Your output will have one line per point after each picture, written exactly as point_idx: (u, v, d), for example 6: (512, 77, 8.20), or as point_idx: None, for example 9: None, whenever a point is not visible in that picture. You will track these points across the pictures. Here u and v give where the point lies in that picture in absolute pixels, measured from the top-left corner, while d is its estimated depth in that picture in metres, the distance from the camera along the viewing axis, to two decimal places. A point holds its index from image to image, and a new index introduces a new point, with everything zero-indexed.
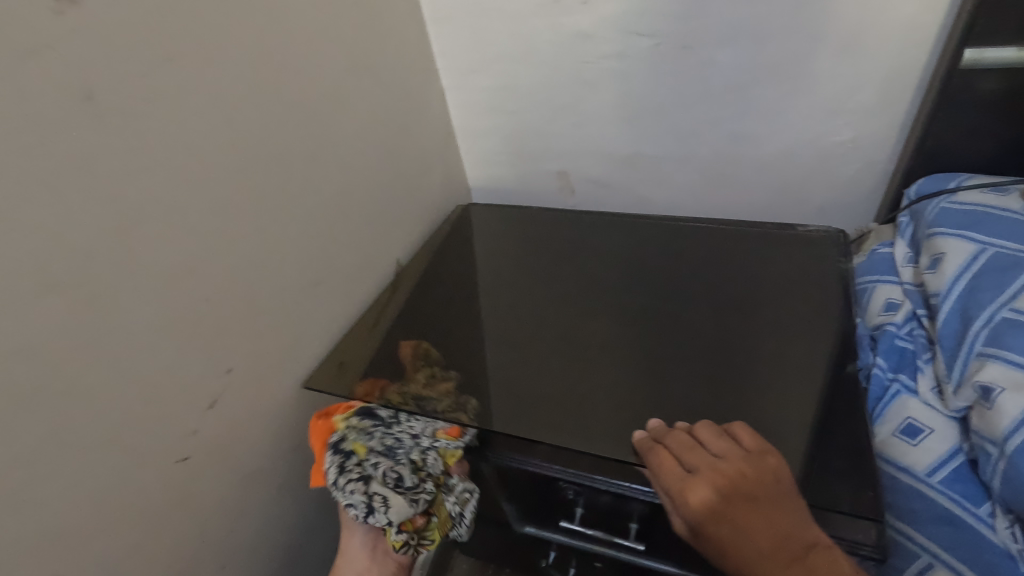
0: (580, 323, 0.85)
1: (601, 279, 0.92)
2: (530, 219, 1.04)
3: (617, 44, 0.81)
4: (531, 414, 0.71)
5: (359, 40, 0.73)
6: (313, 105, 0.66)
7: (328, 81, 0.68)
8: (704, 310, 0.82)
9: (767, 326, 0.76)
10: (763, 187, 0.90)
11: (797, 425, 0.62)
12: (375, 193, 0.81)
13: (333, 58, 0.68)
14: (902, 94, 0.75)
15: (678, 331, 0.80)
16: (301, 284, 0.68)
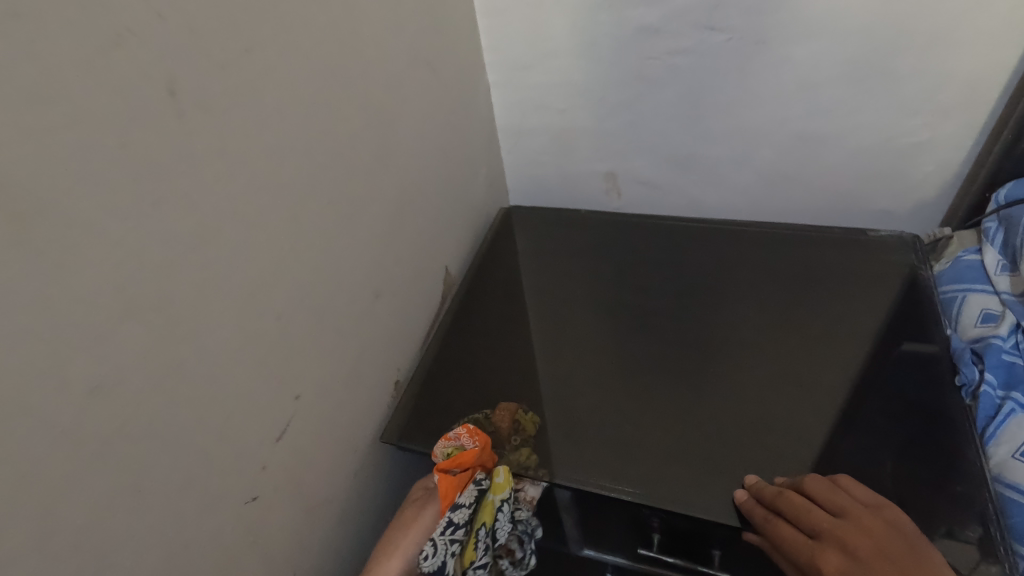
0: (641, 334, 0.79)
1: (657, 284, 0.86)
2: (576, 222, 0.99)
3: (686, 39, 0.76)
4: (609, 446, 0.67)
5: (421, 34, 0.68)
6: (380, 103, 0.61)
7: (393, 76, 0.63)
8: (775, 323, 0.76)
9: (838, 344, 0.72)
10: (823, 192, 0.86)
11: (897, 458, 0.60)
12: (430, 197, 0.76)
13: (397, 51, 0.63)
14: (990, 93, 0.70)
15: (749, 346, 0.74)
16: (365, 297, 0.62)
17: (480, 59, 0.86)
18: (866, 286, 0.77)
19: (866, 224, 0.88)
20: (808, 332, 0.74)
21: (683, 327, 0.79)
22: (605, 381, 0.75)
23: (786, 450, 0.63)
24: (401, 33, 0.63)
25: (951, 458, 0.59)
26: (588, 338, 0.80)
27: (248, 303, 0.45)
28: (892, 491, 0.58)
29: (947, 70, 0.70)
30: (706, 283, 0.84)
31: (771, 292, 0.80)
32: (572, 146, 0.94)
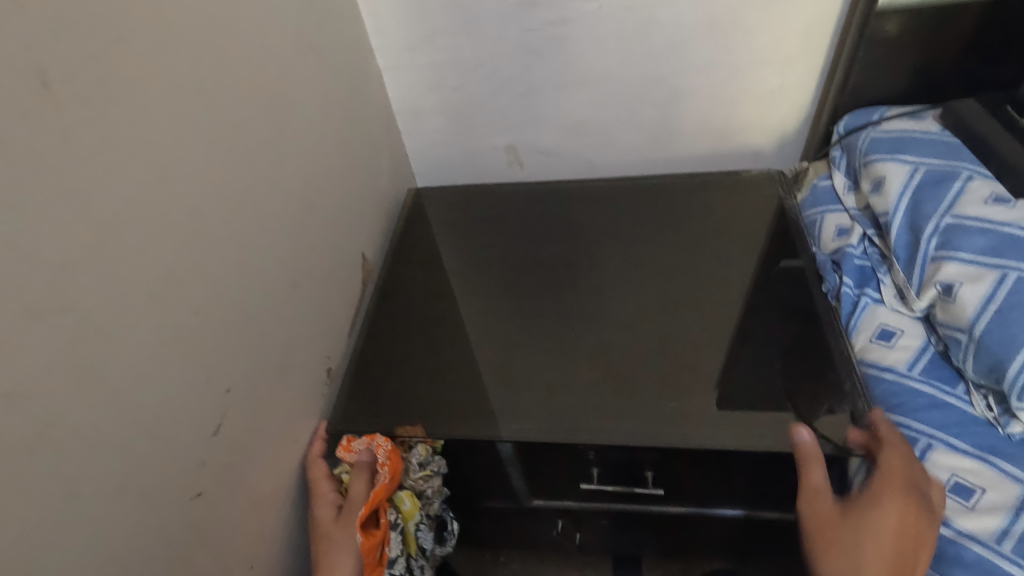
0: (567, 292, 0.85)
1: (576, 244, 0.92)
2: (491, 195, 1.02)
3: (561, 9, 0.81)
4: (542, 397, 0.73)
5: (303, 18, 0.68)
6: (272, 89, 0.61)
7: (282, 63, 0.63)
8: (676, 266, 0.86)
9: (725, 288, 0.82)
10: (701, 143, 0.95)
11: (786, 367, 0.70)
12: (336, 183, 0.76)
13: (281, 38, 0.63)
14: (823, 40, 0.80)
15: (656, 289, 0.84)
16: (283, 286, 0.62)
17: (367, 43, 0.87)
18: (741, 234, 0.88)
19: (742, 166, 0.98)
20: (702, 271, 0.85)
21: (597, 294, 0.84)
22: (536, 340, 0.80)
23: (696, 386, 0.71)
24: (282, 16, 0.63)
25: (829, 365, 0.68)
26: (511, 317, 0.83)
27: (163, 297, 0.45)
28: (789, 404, 0.67)
29: (786, 21, 0.79)
30: (610, 249, 0.90)
31: (662, 242, 0.90)
32: (470, 122, 0.97)
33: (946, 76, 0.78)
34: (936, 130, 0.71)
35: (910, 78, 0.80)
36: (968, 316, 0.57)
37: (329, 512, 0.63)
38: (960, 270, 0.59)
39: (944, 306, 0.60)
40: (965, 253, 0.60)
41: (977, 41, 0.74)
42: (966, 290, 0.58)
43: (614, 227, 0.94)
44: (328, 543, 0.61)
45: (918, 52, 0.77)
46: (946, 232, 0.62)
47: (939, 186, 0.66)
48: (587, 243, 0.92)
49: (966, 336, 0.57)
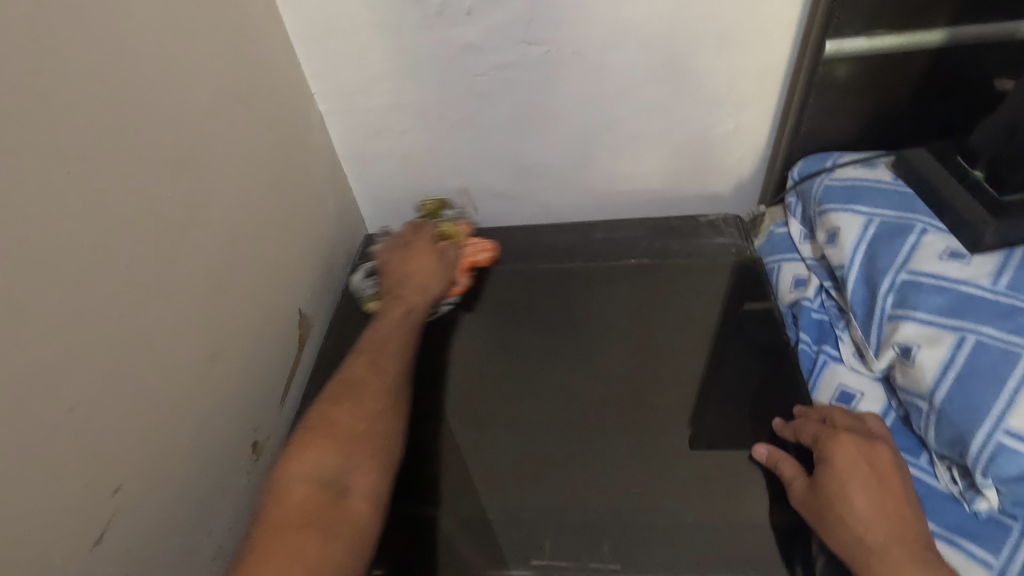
0: (573, 368, 0.75)
1: (591, 311, 0.81)
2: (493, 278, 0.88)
3: (510, 53, 0.78)
4: (530, 505, 0.62)
5: (221, 68, 0.64)
6: (181, 147, 0.56)
7: (194, 116, 0.59)
8: (631, 309, 0.80)
9: (680, 345, 0.75)
10: (658, 185, 0.93)
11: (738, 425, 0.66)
12: (264, 239, 0.72)
13: (195, 94, 0.59)
14: (774, 84, 0.79)
15: (618, 341, 0.77)
16: (196, 359, 0.58)
17: (306, 88, 0.83)
18: (694, 280, 0.81)
19: (699, 209, 0.96)
20: (657, 318, 0.78)
21: (564, 368, 0.75)
22: (530, 429, 0.69)
23: (657, 465, 0.64)
24: (191, 67, 0.59)
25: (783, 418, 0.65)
26: (480, 392, 0.74)
27: (28, 400, 0.41)
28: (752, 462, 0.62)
29: (733, 66, 0.77)
30: (618, 332, 0.78)
31: (631, 288, 0.82)
32: (420, 165, 0.93)
33: (898, 124, 0.77)
34: (889, 179, 0.69)
35: (863, 124, 0.78)
36: (927, 383, 0.54)
37: (427, 254, 0.79)
38: (917, 330, 0.57)
39: (903, 368, 0.57)
40: (923, 313, 0.57)
41: (926, 88, 0.73)
42: (924, 354, 0.55)
43: (628, 283, 0.83)
44: (416, 275, 0.77)
45: (867, 98, 0.75)
46: (903, 289, 0.60)
47: (893, 238, 0.64)
48: (600, 309, 0.81)
49: (926, 405, 0.55)
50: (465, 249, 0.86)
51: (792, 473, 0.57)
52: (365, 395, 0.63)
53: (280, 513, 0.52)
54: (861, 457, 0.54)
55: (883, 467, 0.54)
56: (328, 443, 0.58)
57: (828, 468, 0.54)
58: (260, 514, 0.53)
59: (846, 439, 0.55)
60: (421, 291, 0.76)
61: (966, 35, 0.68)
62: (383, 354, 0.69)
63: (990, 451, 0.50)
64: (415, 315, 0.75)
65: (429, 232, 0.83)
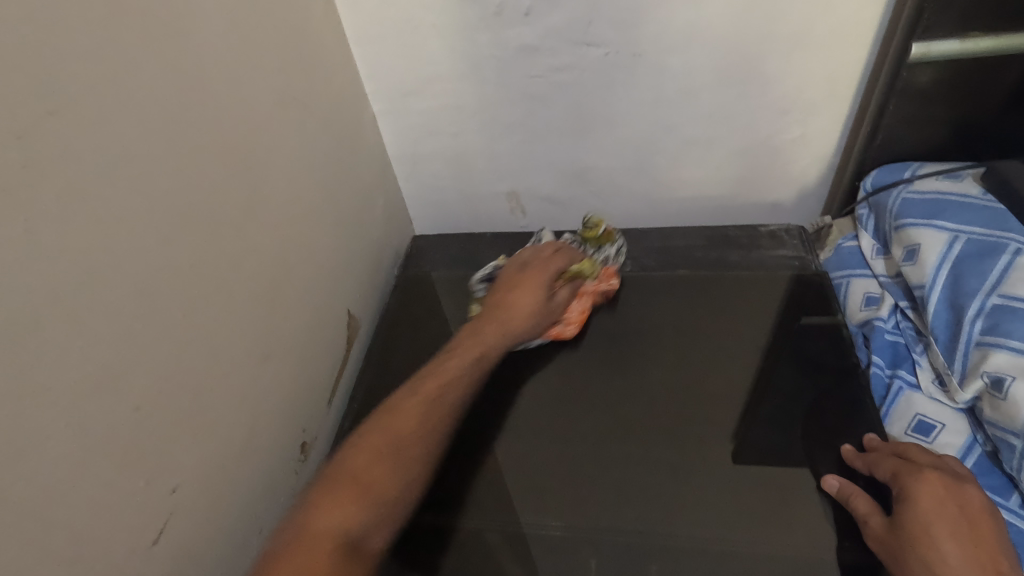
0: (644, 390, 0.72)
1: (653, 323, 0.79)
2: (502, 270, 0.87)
3: (567, 54, 0.76)
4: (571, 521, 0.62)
5: (278, 70, 0.64)
6: (239, 149, 0.57)
7: (250, 118, 0.59)
8: (681, 324, 0.78)
9: (721, 359, 0.73)
10: (716, 191, 0.89)
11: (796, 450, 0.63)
12: (315, 240, 0.72)
13: (252, 96, 0.59)
14: (846, 89, 0.74)
15: (673, 357, 0.75)
16: (250, 360, 0.59)
17: (359, 88, 0.83)
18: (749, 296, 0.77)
19: (759, 217, 0.92)
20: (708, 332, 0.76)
21: (580, 361, 0.77)
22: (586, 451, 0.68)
23: (705, 474, 0.64)
24: (250, 69, 0.59)
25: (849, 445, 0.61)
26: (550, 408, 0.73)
27: (96, 399, 0.41)
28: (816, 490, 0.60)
29: (802, 70, 0.73)
30: (669, 345, 0.76)
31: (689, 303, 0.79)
32: (470, 167, 0.92)
33: (986, 133, 0.72)
34: (976, 192, 0.64)
35: (945, 133, 0.73)
36: (1022, 419, 0.50)
37: (527, 297, 0.72)
38: (1011, 361, 0.52)
39: (992, 401, 0.53)
40: (1017, 341, 0.53)
41: (1020, 95, 0.68)
42: (1019, 387, 0.51)
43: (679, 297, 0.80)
44: (508, 304, 0.72)
45: (953, 105, 0.70)
46: (993, 314, 0.56)
47: (983, 259, 0.59)
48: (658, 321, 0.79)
49: (1020, 443, 0.51)
50: (592, 284, 0.78)
51: (871, 513, 0.54)
52: (415, 426, 0.59)
53: (310, 546, 0.48)
54: (949, 496, 0.51)
55: (972, 507, 0.51)
56: (354, 495, 0.52)
57: (915, 507, 0.51)
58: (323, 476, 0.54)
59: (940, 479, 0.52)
60: (508, 335, 0.70)
61: None
62: (421, 439, 0.59)
63: None
64: (490, 354, 0.69)
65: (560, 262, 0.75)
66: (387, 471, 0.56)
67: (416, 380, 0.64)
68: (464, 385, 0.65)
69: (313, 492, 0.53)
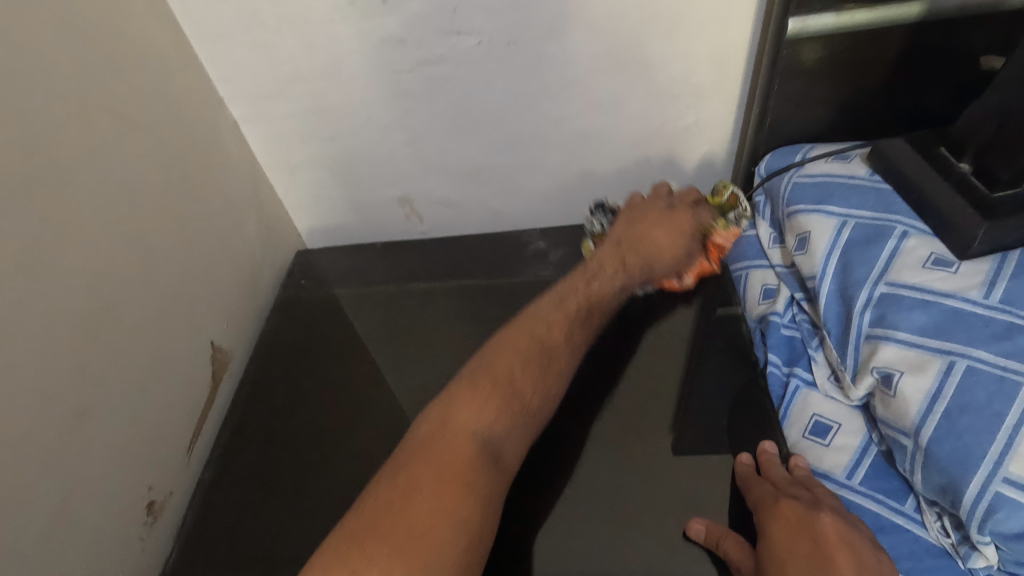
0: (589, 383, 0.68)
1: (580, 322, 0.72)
2: (396, 296, 0.86)
3: (435, 46, 0.69)
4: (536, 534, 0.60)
5: (73, 78, 0.55)
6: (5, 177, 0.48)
7: (27, 137, 0.50)
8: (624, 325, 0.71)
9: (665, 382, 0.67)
10: (618, 185, 0.85)
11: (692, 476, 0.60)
12: (154, 270, 0.64)
13: (30, 115, 0.50)
14: (734, 73, 0.70)
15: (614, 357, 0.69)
16: (49, 421, 0.51)
17: (211, 93, 0.74)
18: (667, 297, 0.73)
19: None
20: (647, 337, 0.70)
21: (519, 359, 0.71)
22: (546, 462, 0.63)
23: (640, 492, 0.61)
24: (16, 76, 0.49)
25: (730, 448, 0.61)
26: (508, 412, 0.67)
27: None
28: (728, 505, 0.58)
29: (685, 55, 0.69)
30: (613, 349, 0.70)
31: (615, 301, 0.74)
32: (352, 174, 0.84)
33: (873, 112, 0.69)
34: (864, 173, 0.61)
35: (834, 114, 0.70)
36: (912, 418, 0.48)
37: (659, 204, 0.67)
38: (899, 354, 0.50)
39: (884, 398, 0.51)
40: (905, 333, 0.50)
41: (903, 70, 0.65)
42: (907, 382, 0.49)
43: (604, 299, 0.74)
44: (632, 237, 0.65)
45: (839, 84, 0.67)
46: (881, 305, 0.53)
47: (871, 244, 0.56)
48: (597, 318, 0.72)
49: (911, 443, 0.48)
50: (728, 236, 0.69)
51: (740, 556, 0.52)
52: (549, 365, 0.57)
53: (431, 454, 0.49)
54: (802, 528, 0.48)
55: (830, 539, 0.47)
56: (499, 400, 0.53)
57: (770, 550, 0.49)
58: (403, 456, 0.50)
59: (800, 511, 0.50)
60: (648, 264, 0.66)
61: (944, 8, 0.60)
62: (525, 377, 0.55)
63: (987, 502, 0.44)
64: (631, 279, 0.66)
65: (693, 201, 0.67)
66: (489, 423, 0.51)
67: (558, 296, 0.61)
68: (603, 309, 0.64)
69: (394, 478, 0.48)
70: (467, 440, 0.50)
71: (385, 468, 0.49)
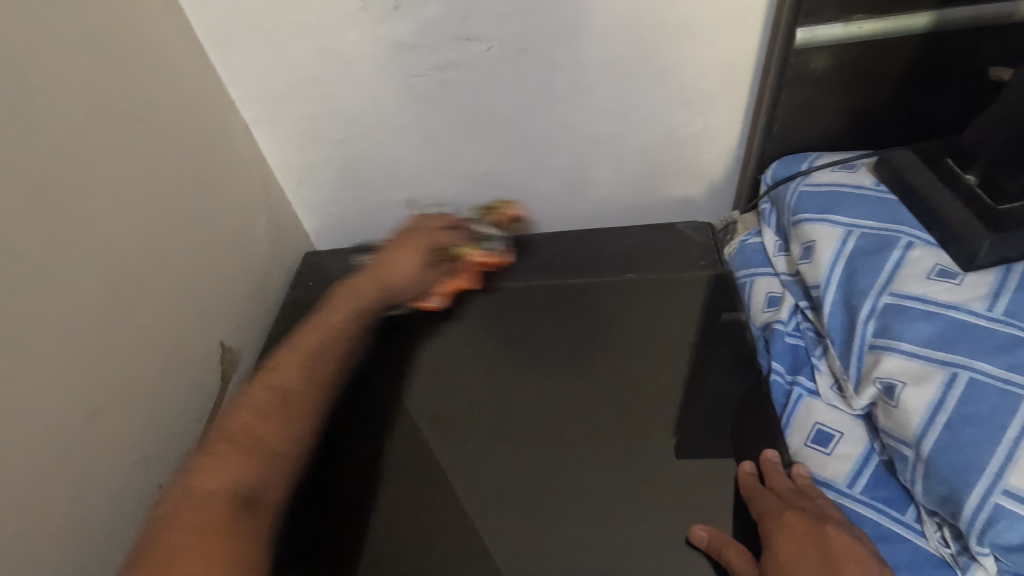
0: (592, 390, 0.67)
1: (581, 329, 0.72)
2: None
3: (446, 51, 0.70)
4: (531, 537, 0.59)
5: (92, 83, 0.56)
6: (25, 180, 0.49)
7: (49, 141, 0.51)
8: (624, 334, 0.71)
9: (653, 384, 0.67)
10: (624, 190, 0.85)
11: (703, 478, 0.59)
12: (168, 270, 0.65)
13: (52, 120, 0.52)
14: (743, 80, 0.71)
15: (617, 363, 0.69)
16: (66, 418, 0.52)
17: (224, 96, 0.75)
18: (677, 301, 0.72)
19: (671, 214, 0.88)
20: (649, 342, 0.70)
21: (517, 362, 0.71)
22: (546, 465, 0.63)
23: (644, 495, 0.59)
24: (38, 81, 0.51)
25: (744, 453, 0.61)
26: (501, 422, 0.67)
27: None
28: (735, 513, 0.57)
29: (693, 62, 0.69)
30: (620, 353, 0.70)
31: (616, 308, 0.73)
32: (360, 176, 0.85)
33: (881, 121, 0.69)
34: (870, 183, 0.61)
35: (842, 122, 0.70)
36: (914, 429, 0.48)
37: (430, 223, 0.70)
38: (902, 365, 0.50)
39: (886, 409, 0.51)
40: (908, 345, 0.50)
41: (911, 80, 0.65)
42: (909, 393, 0.49)
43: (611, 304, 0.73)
44: (397, 257, 0.68)
45: (847, 93, 0.67)
46: (885, 315, 0.53)
47: (875, 255, 0.56)
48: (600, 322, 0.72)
49: (913, 454, 0.49)
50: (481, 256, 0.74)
51: (743, 565, 0.51)
52: (275, 425, 0.53)
53: (185, 511, 0.43)
54: (809, 540, 0.48)
55: (839, 553, 0.47)
56: (246, 452, 0.49)
57: (777, 560, 0.48)
58: (167, 513, 0.43)
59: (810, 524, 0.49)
60: (386, 287, 0.67)
61: (954, 20, 0.60)
62: (279, 421, 0.53)
63: (987, 514, 0.44)
64: (371, 305, 0.66)
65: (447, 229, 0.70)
66: (235, 473, 0.47)
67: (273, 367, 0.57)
68: (325, 363, 0.60)
69: (163, 519, 0.43)
70: (210, 490, 0.45)
71: (158, 525, 0.43)
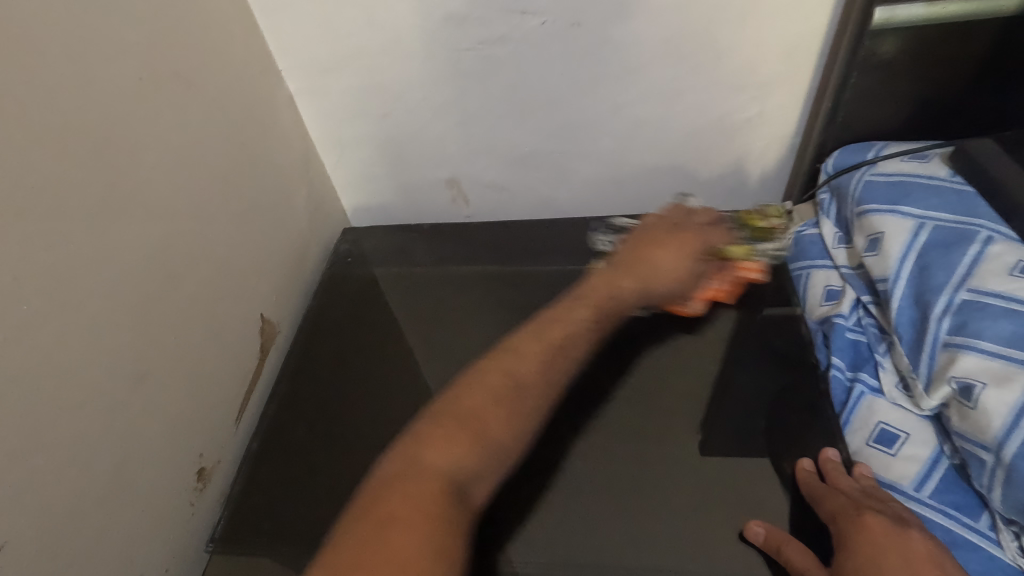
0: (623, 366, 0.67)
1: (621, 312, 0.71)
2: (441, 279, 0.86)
3: (498, 25, 0.68)
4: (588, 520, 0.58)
5: (146, 44, 0.55)
6: (78, 139, 0.48)
7: (104, 100, 0.51)
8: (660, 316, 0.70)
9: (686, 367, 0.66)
10: (671, 176, 0.82)
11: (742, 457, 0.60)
12: (212, 239, 0.64)
13: (107, 79, 0.51)
14: (807, 63, 0.67)
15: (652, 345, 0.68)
16: (112, 381, 0.51)
17: (270, 65, 0.73)
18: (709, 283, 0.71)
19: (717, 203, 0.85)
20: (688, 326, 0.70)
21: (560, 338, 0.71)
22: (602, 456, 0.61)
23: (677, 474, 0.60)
24: (94, 38, 0.50)
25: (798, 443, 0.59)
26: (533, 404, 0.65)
27: None
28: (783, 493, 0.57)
29: (756, 42, 0.66)
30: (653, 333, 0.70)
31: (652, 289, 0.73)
32: (401, 153, 0.84)
33: (954, 110, 0.66)
34: (944, 174, 0.58)
35: (911, 110, 0.67)
36: (994, 431, 0.46)
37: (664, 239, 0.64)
38: (981, 365, 0.48)
39: (961, 409, 0.49)
40: (988, 343, 0.48)
41: (992, 67, 0.62)
42: (989, 394, 0.47)
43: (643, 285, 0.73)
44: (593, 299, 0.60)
45: (921, 80, 0.64)
46: (962, 312, 0.51)
47: (951, 249, 0.54)
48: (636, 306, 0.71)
49: (991, 458, 0.47)
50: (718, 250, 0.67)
51: (804, 563, 0.49)
52: (488, 418, 0.49)
53: (398, 494, 0.44)
54: (894, 544, 0.46)
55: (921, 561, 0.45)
56: (472, 440, 0.48)
57: (854, 559, 0.46)
58: (355, 512, 0.44)
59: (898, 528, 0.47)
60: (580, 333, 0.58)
61: None
62: (489, 418, 0.49)
63: None
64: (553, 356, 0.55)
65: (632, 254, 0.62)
66: (463, 454, 0.47)
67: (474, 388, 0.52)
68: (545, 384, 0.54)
69: (358, 530, 0.42)
70: (443, 474, 0.46)
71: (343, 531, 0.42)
